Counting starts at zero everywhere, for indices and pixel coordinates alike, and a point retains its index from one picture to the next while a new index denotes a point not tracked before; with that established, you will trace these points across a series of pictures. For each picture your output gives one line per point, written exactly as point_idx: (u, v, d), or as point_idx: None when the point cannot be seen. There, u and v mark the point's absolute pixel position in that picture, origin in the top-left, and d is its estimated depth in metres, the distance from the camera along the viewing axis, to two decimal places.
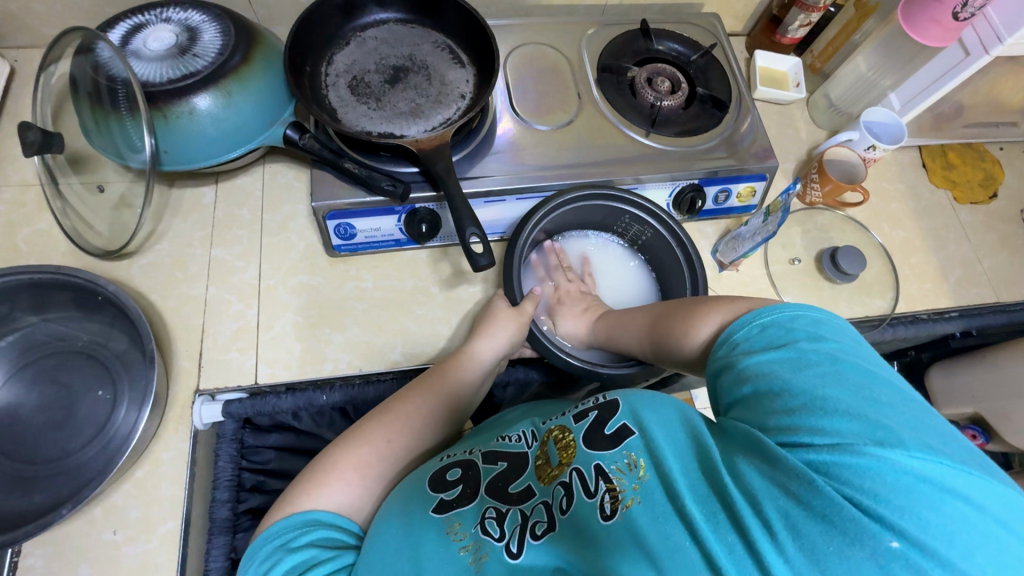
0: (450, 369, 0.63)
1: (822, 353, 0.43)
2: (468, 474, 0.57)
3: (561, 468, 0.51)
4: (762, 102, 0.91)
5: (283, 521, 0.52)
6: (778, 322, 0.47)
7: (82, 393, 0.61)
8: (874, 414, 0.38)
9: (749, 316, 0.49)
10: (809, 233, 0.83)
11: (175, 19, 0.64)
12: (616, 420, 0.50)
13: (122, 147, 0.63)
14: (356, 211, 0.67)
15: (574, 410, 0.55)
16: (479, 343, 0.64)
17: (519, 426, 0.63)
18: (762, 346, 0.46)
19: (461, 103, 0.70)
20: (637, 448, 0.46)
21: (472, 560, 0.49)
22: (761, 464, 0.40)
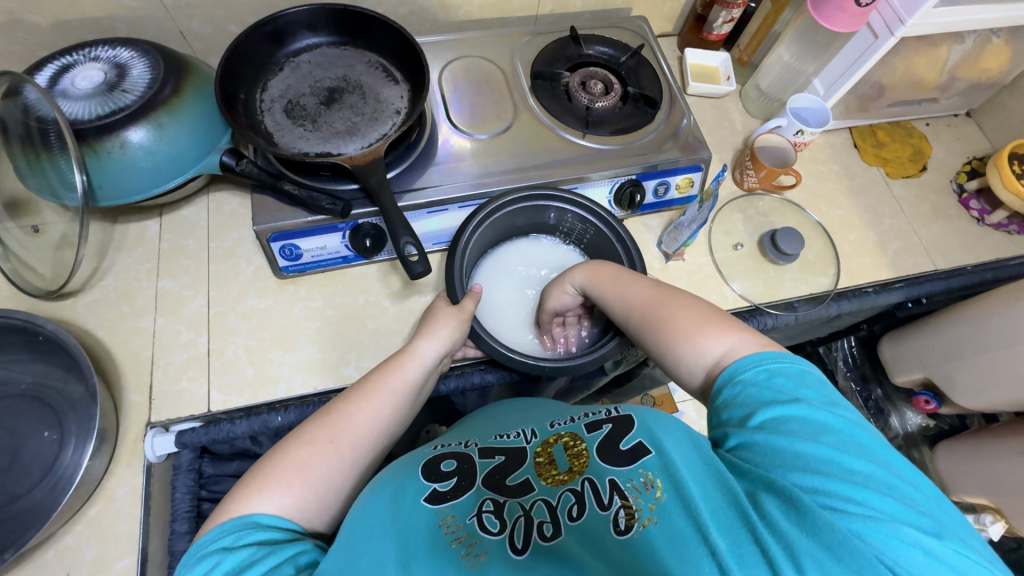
0: (394, 368, 0.62)
1: (823, 416, 0.48)
2: (463, 467, 0.58)
3: (571, 475, 0.54)
4: (696, 97, 0.94)
5: (219, 526, 0.49)
6: (781, 373, 0.51)
7: (27, 436, 0.60)
8: (895, 494, 0.43)
9: (749, 361, 0.52)
10: (751, 218, 0.86)
11: (104, 57, 0.65)
12: (632, 437, 0.55)
13: (57, 187, 0.63)
14: (299, 232, 0.68)
15: (584, 421, 0.59)
16: (422, 342, 0.63)
17: (518, 427, 0.65)
18: (765, 397, 0.49)
19: (397, 118, 0.72)
20: (652, 468, 0.51)
21: (466, 555, 0.49)
22: (789, 508, 0.43)
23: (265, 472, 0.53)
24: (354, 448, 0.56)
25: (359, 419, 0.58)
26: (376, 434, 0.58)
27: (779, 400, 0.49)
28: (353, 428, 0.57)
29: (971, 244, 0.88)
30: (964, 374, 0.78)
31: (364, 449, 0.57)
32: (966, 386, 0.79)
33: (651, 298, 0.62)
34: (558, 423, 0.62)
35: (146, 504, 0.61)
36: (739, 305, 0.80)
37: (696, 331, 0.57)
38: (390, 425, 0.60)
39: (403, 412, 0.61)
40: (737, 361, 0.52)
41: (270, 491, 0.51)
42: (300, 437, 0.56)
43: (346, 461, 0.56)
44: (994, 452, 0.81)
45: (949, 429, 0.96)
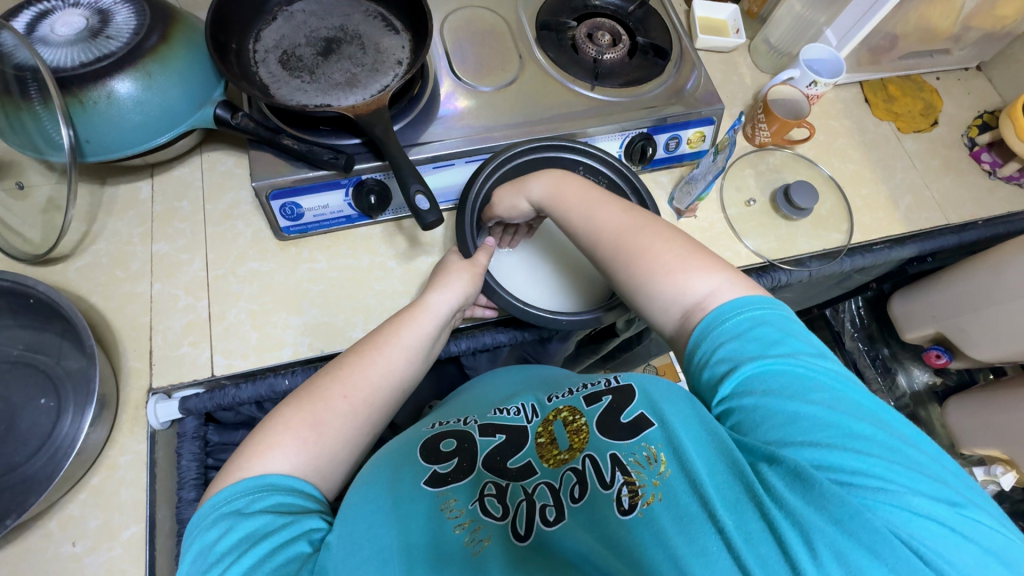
0: (404, 324, 0.59)
1: (818, 376, 0.46)
2: (463, 446, 0.56)
3: (571, 453, 0.52)
4: (704, 52, 0.91)
5: (233, 487, 0.47)
6: (764, 326, 0.49)
7: (23, 404, 0.57)
8: (898, 459, 0.41)
9: (729, 311, 0.50)
10: (762, 174, 0.84)
11: (84, 3, 0.61)
12: (633, 408, 0.52)
13: (40, 142, 0.59)
14: (300, 189, 0.65)
15: (583, 393, 0.57)
16: (433, 295, 0.61)
17: (517, 399, 0.62)
18: (747, 351, 0.48)
19: (399, 69, 0.68)
20: (656, 441, 0.49)
21: (470, 541, 0.48)
22: (793, 481, 0.42)
23: (277, 428, 0.51)
24: (366, 406, 0.55)
25: (370, 378, 0.56)
26: (387, 390, 0.56)
27: (762, 354, 0.47)
28: (364, 388, 0.55)
29: (982, 198, 0.87)
30: (977, 326, 0.78)
31: (373, 409, 0.55)
32: (980, 338, 0.79)
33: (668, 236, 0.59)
34: (556, 396, 0.59)
35: (152, 472, 0.59)
36: (752, 262, 0.78)
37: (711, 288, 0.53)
38: (401, 383, 0.58)
39: (415, 369, 0.59)
40: (716, 311, 0.51)
41: (280, 449, 0.50)
42: (311, 393, 0.54)
43: (358, 417, 0.54)
44: (1006, 405, 0.82)
45: (957, 385, 0.95)
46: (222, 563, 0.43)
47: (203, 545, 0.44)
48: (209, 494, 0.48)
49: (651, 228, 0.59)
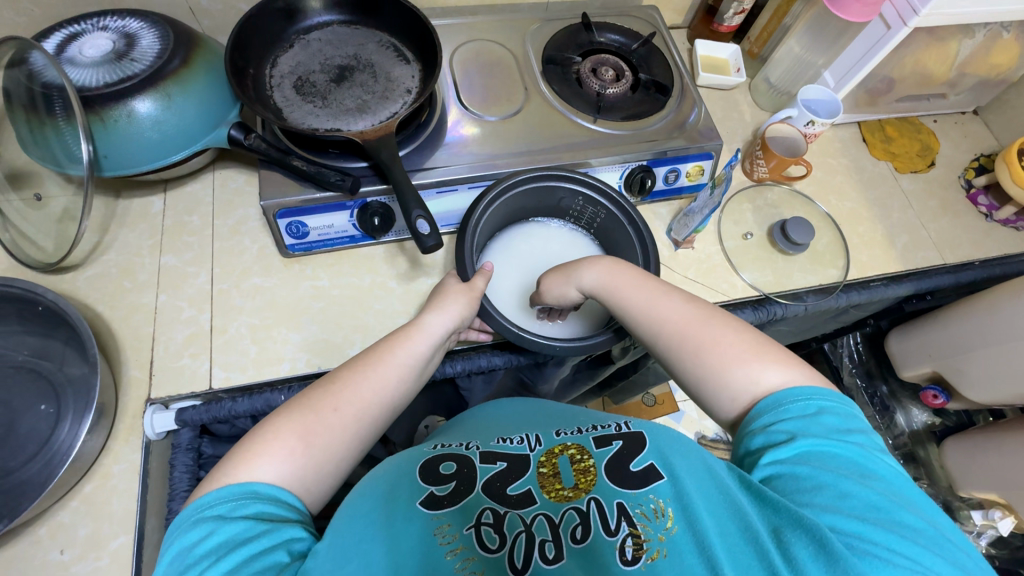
0: (400, 341, 0.60)
1: (871, 462, 0.46)
2: (463, 470, 0.54)
3: (576, 492, 0.50)
4: (705, 89, 0.94)
5: (217, 491, 0.47)
6: (830, 410, 0.49)
7: (23, 409, 0.58)
8: (940, 553, 0.42)
9: (800, 392, 0.50)
10: (760, 209, 0.86)
11: (112, 27, 0.64)
12: (643, 458, 0.52)
13: (60, 156, 0.62)
14: (307, 208, 0.67)
15: (593, 435, 0.57)
16: (429, 317, 0.62)
17: (521, 431, 0.62)
18: (809, 429, 0.48)
19: (408, 97, 0.71)
20: (664, 495, 0.49)
21: (461, 568, 0.46)
22: (820, 552, 0.41)
23: (264, 438, 0.52)
24: (356, 422, 0.55)
25: (363, 394, 0.56)
26: (378, 407, 0.57)
27: (821, 434, 0.47)
28: (356, 402, 0.56)
29: (979, 239, 0.88)
30: (972, 367, 0.78)
31: (362, 423, 0.56)
32: (977, 380, 0.79)
33: (649, 304, 0.60)
34: (564, 433, 0.59)
35: (145, 482, 0.60)
36: (749, 295, 0.79)
37: (737, 365, 0.54)
38: (394, 397, 0.59)
39: (407, 387, 0.60)
40: (788, 389, 0.50)
41: (270, 458, 0.50)
42: (303, 404, 0.55)
43: (348, 432, 0.55)
44: (1003, 449, 0.81)
45: (956, 425, 0.95)
46: (199, 567, 0.43)
47: (182, 547, 0.45)
48: (197, 494, 0.48)
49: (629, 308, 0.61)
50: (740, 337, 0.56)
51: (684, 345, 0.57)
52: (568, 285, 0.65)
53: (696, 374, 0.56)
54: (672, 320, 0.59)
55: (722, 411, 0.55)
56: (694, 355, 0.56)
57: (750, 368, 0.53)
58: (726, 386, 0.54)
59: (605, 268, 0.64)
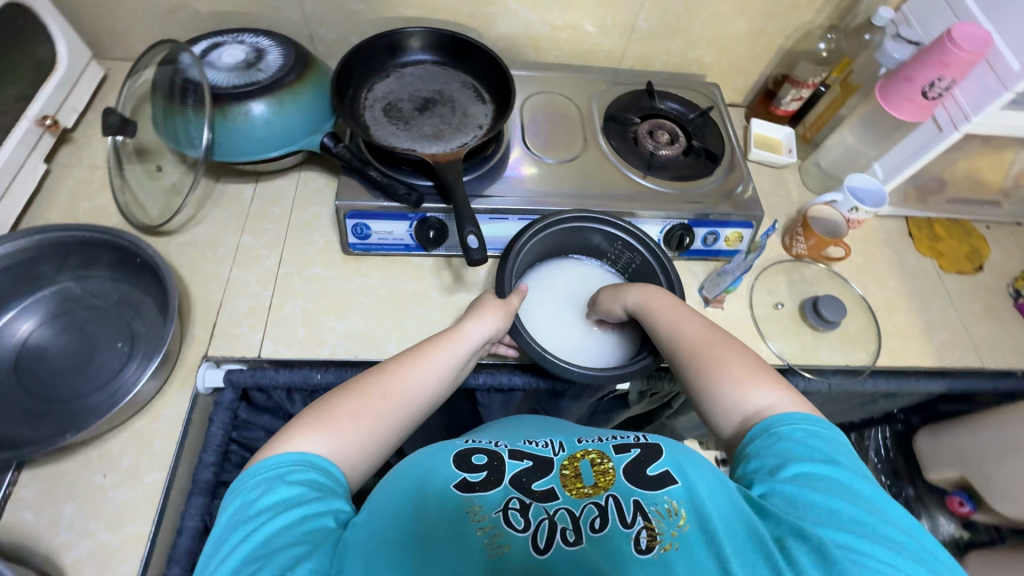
0: (443, 343, 0.66)
1: (858, 482, 0.50)
2: (494, 462, 0.56)
3: (595, 489, 0.53)
4: (756, 164, 0.98)
5: (275, 458, 0.52)
6: (819, 435, 0.53)
7: (103, 344, 0.67)
8: (922, 562, 0.46)
9: (791, 418, 0.54)
10: (795, 282, 0.88)
11: (248, 42, 0.77)
12: (659, 464, 0.55)
13: (182, 139, 0.73)
14: (373, 213, 0.75)
15: (612, 441, 0.59)
16: (470, 325, 0.68)
17: (545, 436, 0.63)
18: (801, 452, 0.52)
19: (478, 131, 0.79)
20: (678, 497, 0.52)
21: (489, 544, 0.49)
22: (819, 559, 0.45)
23: (320, 415, 0.57)
24: (398, 410, 0.60)
25: (406, 385, 0.62)
26: (419, 400, 0.62)
27: (811, 456, 0.51)
28: (401, 394, 0.61)
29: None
30: None
31: (403, 414, 0.61)
32: None
33: (673, 324, 0.65)
34: (585, 439, 0.61)
35: (186, 428, 0.66)
36: (773, 363, 0.80)
37: (743, 381, 0.59)
38: (433, 392, 0.64)
39: (444, 385, 0.65)
40: (782, 415, 0.55)
41: (321, 433, 0.55)
42: (353, 389, 0.60)
43: (391, 417, 0.59)
44: None
45: (984, 542, 0.88)
46: (257, 519, 0.48)
47: (243, 502, 0.50)
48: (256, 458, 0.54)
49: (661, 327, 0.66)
50: (751, 365, 0.61)
51: (701, 358, 0.62)
52: (615, 302, 0.70)
53: (704, 388, 0.61)
54: (691, 336, 0.64)
55: (722, 423, 0.59)
56: (709, 367, 0.61)
57: (756, 392, 0.58)
58: (730, 402, 0.58)
59: (649, 289, 0.69)
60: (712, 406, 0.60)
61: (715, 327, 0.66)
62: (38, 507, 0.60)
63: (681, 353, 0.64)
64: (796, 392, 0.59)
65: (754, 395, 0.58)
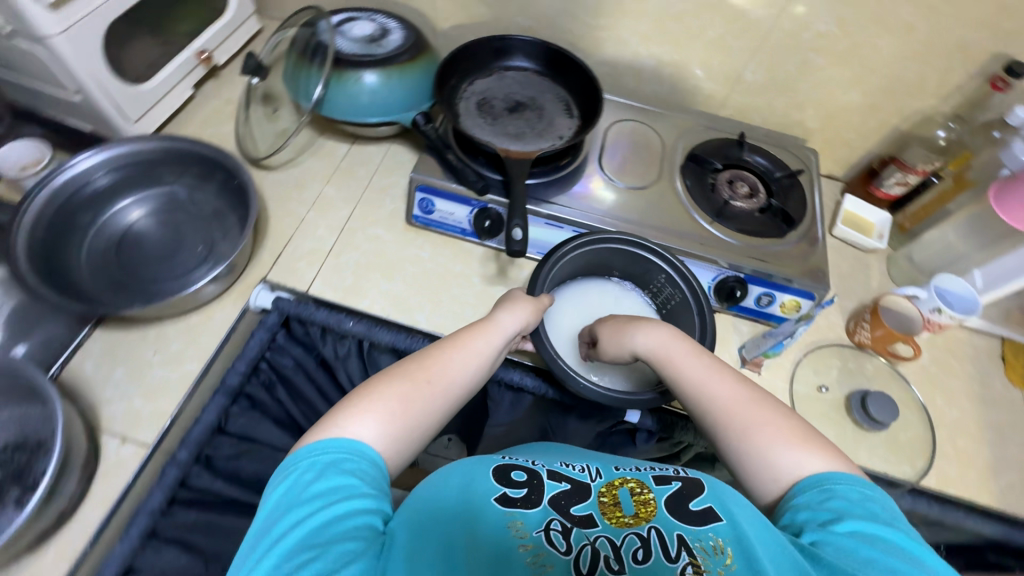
0: (478, 332, 0.67)
1: (919, 550, 0.47)
2: (533, 481, 0.56)
3: (636, 519, 0.52)
4: (839, 241, 0.93)
5: (332, 441, 0.52)
6: (875, 496, 0.51)
7: (189, 245, 0.77)
8: None
9: (846, 478, 0.52)
10: (849, 371, 0.81)
11: (378, 21, 0.86)
12: (702, 499, 0.54)
13: (300, 91, 0.83)
14: (440, 192, 0.80)
15: (651, 472, 0.59)
16: (503, 316, 0.68)
17: (581, 462, 0.63)
18: (852, 508, 0.49)
19: (557, 141, 0.83)
20: (724, 534, 0.50)
21: (532, 563, 0.48)
22: None
23: (368, 398, 0.57)
24: (443, 395, 0.61)
25: (449, 371, 0.62)
26: (459, 388, 0.63)
27: (861, 511, 0.49)
28: (445, 380, 0.62)
29: None
30: None
31: (447, 401, 0.61)
32: None
33: (700, 381, 0.62)
34: (622, 467, 0.61)
35: (229, 335, 0.74)
36: None
37: (773, 450, 0.56)
38: (474, 379, 0.64)
39: (482, 375, 0.65)
40: (834, 472, 0.52)
41: (371, 414, 0.56)
42: (401, 371, 0.61)
43: (435, 404, 0.60)
44: None
45: None
46: (309, 501, 0.48)
47: (296, 482, 0.50)
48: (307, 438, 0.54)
49: (683, 382, 0.63)
50: (782, 421, 0.58)
51: (728, 428, 0.59)
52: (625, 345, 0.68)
53: (735, 457, 0.58)
54: (718, 403, 0.61)
55: (756, 493, 0.56)
56: (736, 435, 0.58)
57: (785, 453, 0.55)
58: (759, 465, 0.56)
59: (665, 337, 0.67)
60: (744, 473, 0.57)
61: (746, 383, 0.63)
62: (98, 362, 0.69)
63: (706, 419, 0.61)
64: (830, 443, 0.56)
65: (791, 454, 0.55)
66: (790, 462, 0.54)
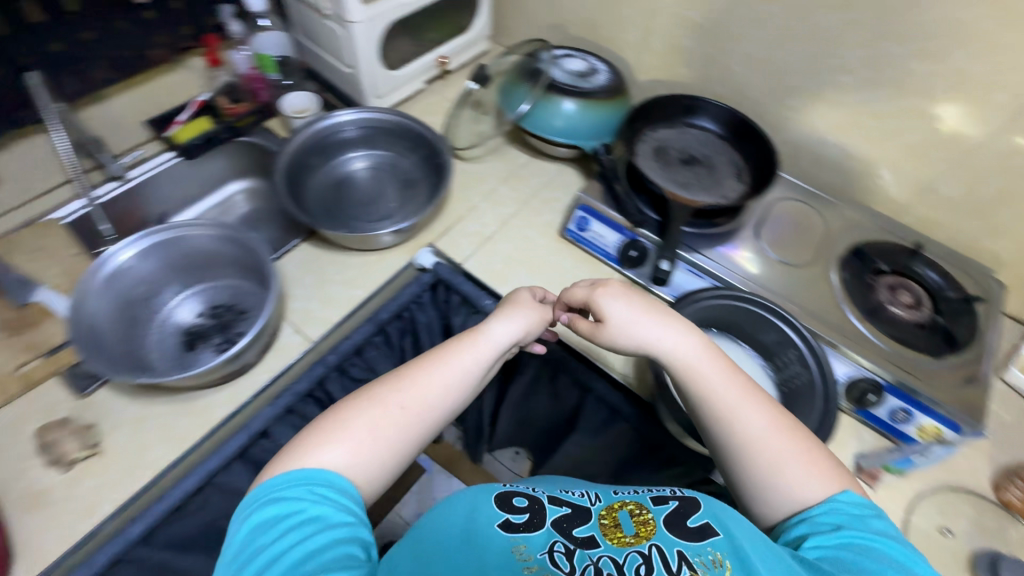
0: (467, 342, 0.66)
1: (915, 567, 0.52)
2: (536, 506, 0.57)
3: (636, 539, 0.54)
4: (1007, 387, 0.83)
5: (297, 475, 0.53)
6: (879, 521, 0.54)
7: (386, 198, 0.92)
8: None
9: (851, 499, 0.56)
10: (985, 527, 0.72)
11: (589, 62, 0.98)
12: (699, 516, 0.56)
13: (508, 104, 0.98)
14: (598, 214, 0.88)
15: (648, 491, 0.60)
16: (496, 325, 0.69)
17: (579, 486, 0.64)
18: (840, 519, 0.54)
19: (720, 199, 0.87)
20: (721, 548, 0.52)
21: None
22: None
23: (335, 428, 0.57)
24: (417, 415, 0.60)
25: (425, 393, 0.62)
26: (438, 409, 0.62)
27: (851, 522, 0.54)
28: (421, 401, 0.61)
29: None
30: None
31: (425, 420, 0.61)
32: None
33: (729, 411, 0.61)
34: (621, 490, 0.62)
35: (392, 278, 0.87)
36: None
37: (796, 481, 0.57)
38: (456, 397, 0.64)
39: (463, 395, 0.64)
40: (825, 492, 0.56)
41: (337, 443, 0.56)
42: (366, 396, 0.60)
43: (407, 426, 0.59)
44: None
45: None
46: (285, 535, 0.48)
47: (258, 527, 0.50)
48: (266, 476, 0.55)
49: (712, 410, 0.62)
50: (807, 453, 0.59)
51: (724, 435, 0.60)
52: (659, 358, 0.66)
53: (754, 482, 0.59)
54: (754, 437, 0.59)
55: (764, 513, 0.58)
56: (758, 467, 0.58)
57: (803, 483, 0.57)
58: (776, 493, 0.57)
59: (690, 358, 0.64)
60: (763, 499, 0.58)
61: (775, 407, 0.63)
62: (295, 267, 0.86)
63: (705, 415, 0.62)
64: (833, 463, 0.59)
65: (801, 476, 0.57)
66: (807, 492, 0.57)
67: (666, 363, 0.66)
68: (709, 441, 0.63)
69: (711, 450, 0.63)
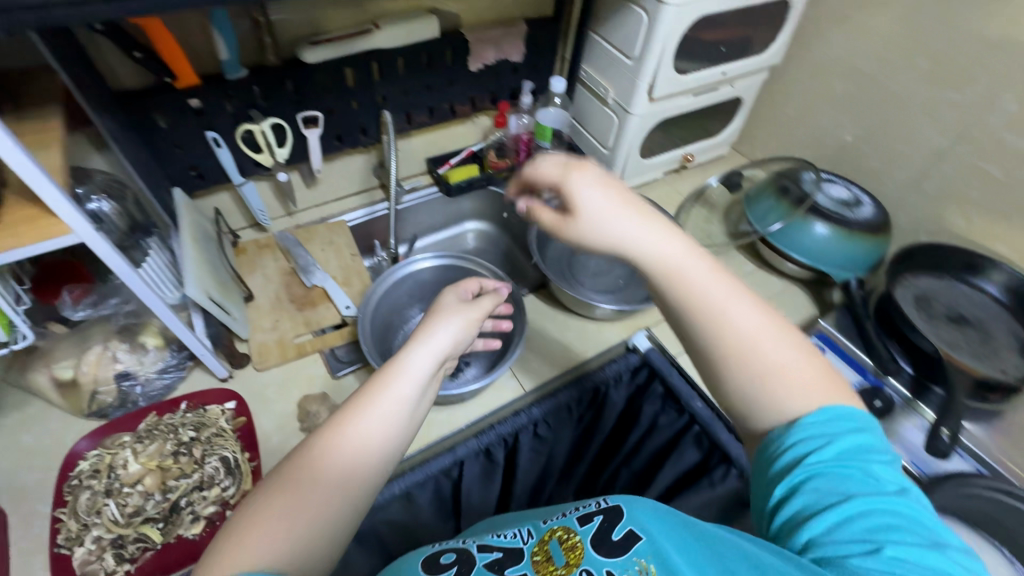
0: (382, 377, 0.48)
1: (847, 467, 0.39)
2: (463, 557, 0.50)
3: (564, 568, 0.45)
4: None
5: None
6: (830, 427, 0.40)
7: (614, 274, 0.96)
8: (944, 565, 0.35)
9: (821, 419, 0.40)
10: None
11: (854, 192, 0.94)
12: (625, 523, 0.46)
13: (753, 213, 0.98)
14: (843, 352, 0.86)
15: (577, 509, 0.50)
16: (412, 351, 0.51)
17: (517, 526, 0.55)
18: (833, 445, 0.39)
19: (999, 373, 0.77)
20: (646, 553, 0.43)
21: None
22: None
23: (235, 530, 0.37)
24: (345, 489, 0.42)
25: (351, 453, 0.43)
26: (373, 456, 0.44)
27: (867, 456, 0.39)
28: (349, 458, 0.43)
29: None
30: None
31: (361, 479, 0.43)
32: None
33: (721, 322, 0.43)
34: (551, 519, 0.53)
35: (603, 354, 0.88)
36: None
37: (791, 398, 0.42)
38: (394, 443, 0.46)
39: (396, 428, 0.46)
40: (813, 404, 0.41)
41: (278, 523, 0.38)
42: (284, 476, 0.41)
43: (343, 497, 0.42)
44: None
45: None
46: None
47: None
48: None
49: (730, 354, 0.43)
50: (777, 320, 0.45)
51: (659, 269, 0.44)
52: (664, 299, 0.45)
53: (737, 389, 0.43)
54: (704, 295, 0.43)
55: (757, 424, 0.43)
56: (721, 342, 0.43)
57: (784, 359, 0.43)
58: (750, 382, 0.42)
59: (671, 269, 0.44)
60: (736, 393, 0.43)
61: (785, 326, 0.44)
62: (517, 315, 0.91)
63: (657, 279, 0.45)
64: (813, 347, 0.45)
65: (804, 383, 0.42)
66: (794, 380, 0.42)
67: (644, 267, 0.45)
68: (663, 308, 0.46)
69: (693, 354, 0.46)
